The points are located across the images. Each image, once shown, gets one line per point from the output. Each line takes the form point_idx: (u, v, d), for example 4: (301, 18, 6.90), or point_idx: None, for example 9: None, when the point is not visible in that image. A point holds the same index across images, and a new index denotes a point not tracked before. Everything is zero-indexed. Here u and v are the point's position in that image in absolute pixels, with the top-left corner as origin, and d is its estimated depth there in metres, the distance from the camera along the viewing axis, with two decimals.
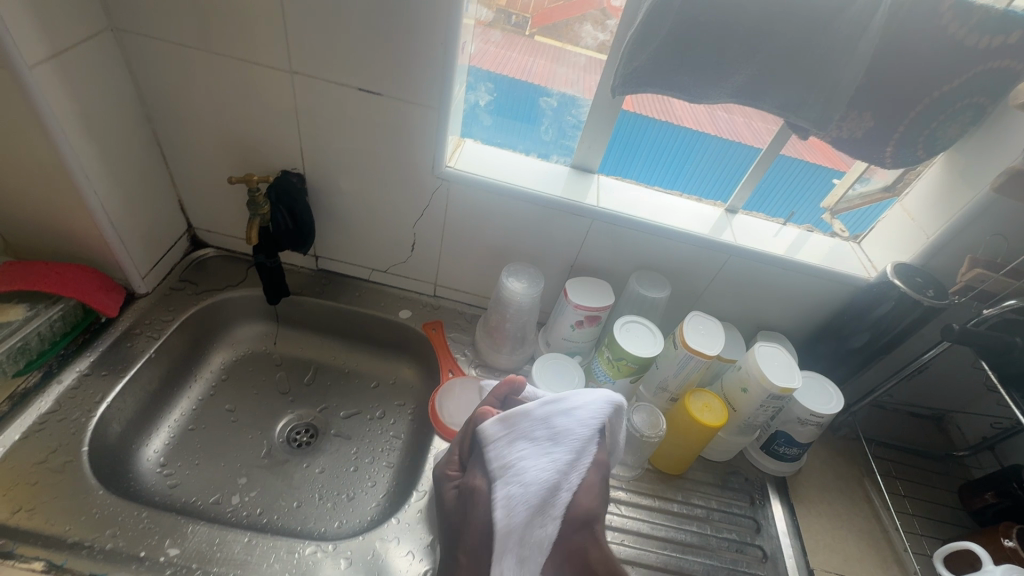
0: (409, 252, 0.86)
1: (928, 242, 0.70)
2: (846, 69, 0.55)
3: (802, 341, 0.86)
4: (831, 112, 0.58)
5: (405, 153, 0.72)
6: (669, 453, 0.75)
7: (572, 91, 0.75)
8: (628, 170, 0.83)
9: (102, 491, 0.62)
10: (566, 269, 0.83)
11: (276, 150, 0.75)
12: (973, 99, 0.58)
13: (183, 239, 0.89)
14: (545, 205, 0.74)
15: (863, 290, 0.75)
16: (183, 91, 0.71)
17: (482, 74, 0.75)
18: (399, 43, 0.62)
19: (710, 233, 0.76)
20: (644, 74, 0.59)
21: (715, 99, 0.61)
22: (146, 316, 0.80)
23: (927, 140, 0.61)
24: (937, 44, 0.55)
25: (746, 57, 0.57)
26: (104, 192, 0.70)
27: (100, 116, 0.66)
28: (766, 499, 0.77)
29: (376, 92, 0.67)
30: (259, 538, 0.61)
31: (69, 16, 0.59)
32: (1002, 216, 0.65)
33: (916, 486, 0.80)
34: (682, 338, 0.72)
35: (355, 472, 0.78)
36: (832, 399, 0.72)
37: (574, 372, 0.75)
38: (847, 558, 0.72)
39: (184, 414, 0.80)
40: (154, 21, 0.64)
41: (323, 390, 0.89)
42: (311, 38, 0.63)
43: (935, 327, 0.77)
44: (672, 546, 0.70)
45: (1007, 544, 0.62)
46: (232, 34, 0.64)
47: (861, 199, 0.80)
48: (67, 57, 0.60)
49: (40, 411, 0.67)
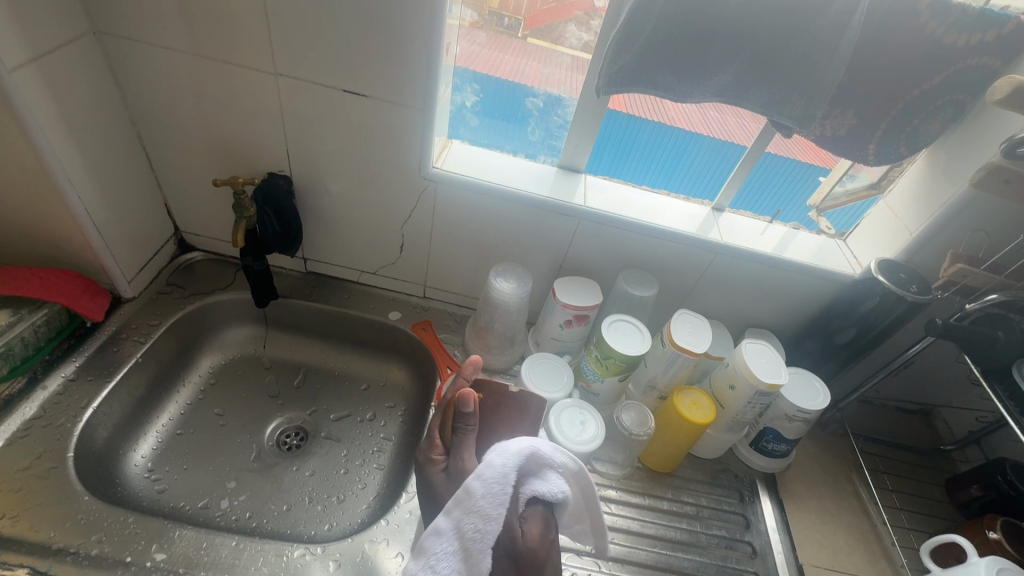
0: (397, 254, 0.86)
1: (911, 238, 0.71)
2: (828, 65, 0.56)
3: (790, 338, 0.87)
4: (813, 109, 0.59)
5: (392, 154, 0.72)
6: (658, 451, 0.76)
7: (559, 91, 0.76)
8: (622, 171, 0.84)
9: (88, 497, 0.62)
10: (555, 269, 0.84)
11: (263, 152, 0.75)
12: (953, 96, 0.59)
13: (171, 243, 0.88)
14: (532, 205, 0.74)
15: (848, 285, 0.75)
16: (168, 94, 0.70)
17: (469, 75, 0.75)
18: (384, 44, 0.62)
19: (698, 232, 0.76)
20: (629, 74, 0.60)
21: (700, 99, 0.62)
22: (132, 321, 0.79)
23: (909, 137, 0.62)
24: (916, 42, 0.56)
25: (728, 56, 0.58)
26: (88, 196, 0.69)
27: (83, 119, 0.66)
28: (756, 495, 0.77)
29: (361, 94, 0.67)
30: (246, 541, 0.61)
31: (49, 19, 0.59)
32: (983, 211, 0.66)
33: (903, 481, 0.81)
34: (670, 336, 0.72)
35: (345, 475, 0.78)
36: (818, 394, 0.72)
37: (564, 371, 0.75)
38: (835, 553, 0.72)
39: (172, 419, 0.80)
40: (136, 23, 0.64)
41: (313, 393, 0.88)
42: (295, 40, 0.63)
43: (920, 322, 0.78)
44: (661, 543, 0.70)
45: (992, 537, 0.62)
46: (215, 36, 0.64)
47: (849, 196, 0.81)
48: (49, 60, 0.60)
49: (24, 417, 0.66)
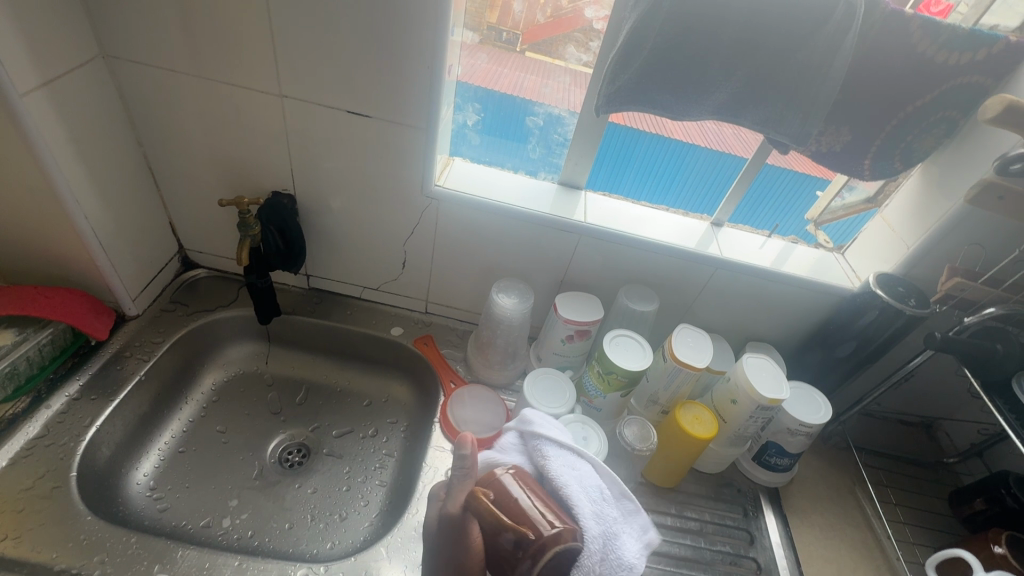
0: (399, 270, 0.87)
1: (909, 252, 0.71)
2: (822, 85, 0.57)
3: (791, 350, 0.87)
4: (809, 127, 0.60)
5: (395, 171, 0.73)
6: (661, 466, 0.75)
7: (558, 108, 0.78)
8: (620, 186, 0.85)
9: (90, 517, 0.61)
10: (556, 284, 0.84)
11: (267, 171, 0.76)
12: (946, 113, 0.60)
13: (175, 260, 0.89)
14: (534, 222, 0.75)
15: (848, 299, 0.76)
16: (174, 116, 0.72)
17: (471, 94, 0.77)
18: (389, 65, 0.64)
19: (697, 247, 0.77)
20: (628, 94, 0.61)
21: (697, 117, 0.63)
22: (135, 339, 0.80)
23: (903, 152, 0.63)
24: (909, 60, 0.57)
25: (724, 78, 0.59)
26: (94, 216, 0.70)
27: (91, 142, 0.67)
28: (760, 510, 0.77)
29: (364, 114, 0.68)
30: (249, 561, 0.61)
31: (59, 46, 0.60)
32: (979, 225, 0.67)
33: (907, 494, 0.80)
34: (671, 351, 0.73)
35: (348, 492, 0.78)
36: (820, 408, 0.73)
37: (565, 387, 0.75)
38: (840, 568, 0.72)
39: (174, 437, 0.80)
40: (145, 45, 0.65)
41: (315, 409, 0.88)
42: (300, 62, 0.65)
43: (919, 335, 0.78)
44: (665, 560, 0.70)
45: (998, 551, 0.62)
46: (222, 59, 0.65)
47: (845, 210, 0.82)
48: (59, 84, 0.61)
49: (27, 437, 0.66)
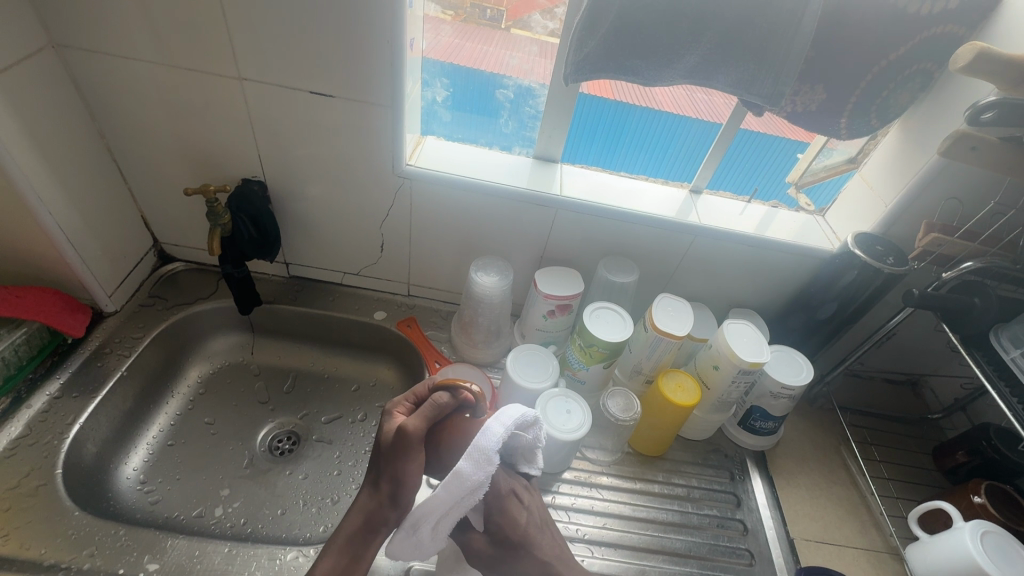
0: (378, 254, 0.86)
1: (887, 210, 0.71)
2: (791, 41, 0.56)
3: (775, 314, 0.87)
4: (781, 87, 0.59)
5: (365, 153, 0.72)
6: (647, 435, 0.76)
7: (528, 81, 0.74)
8: (612, 158, 0.82)
9: (77, 512, 0.62)
10: (536, 260, 0.84)
11: (235, 158, 0.75)
12: (921, 66, 0.59)
13: (150, 255, 0.88)
14: (509, 197, 0.74)
15: (827, 260, 0.76)
16: (134, 105, 0.70)
17: (436, 69, 0.74)
18: (349, 43, 0.62)
19: (676, 216, 0.76)
20: (595, 61, 0.60)
21: (668, 82, 0.62)
22: (114, 335, 0.79)
23: (880, 107, 0.61)
24: (881, 12, 0.55)
25: (692, 40, 0.58)
26: (60, 211, 0.69)
27: (48, 135, 0.65)
28: (746, 473, 0.78)
29: (328, 95, 0.67)
30: (239, 547, 0.61)
31: (4, 36, 0.58)
32: (957, 179, 0.66)
33: (891, 451, 0.81)
34: (652, 321, 0.73)
35: (339, 475, 0.78)
36: (801, 369, 0.73)
37: (549, 361, 0.75)
38: (826, 525, 0.73)
39: (162, 430, 0.80)
40: (97, 31, 0.63)
41: (302, 396, 0.88)
42: (258, 44, 0.63)
43: (898, 294, 0.78)
44: (653, 526, 0.70)
45: (976, 500, 0.63)
46: (178, 43, 0.63)
47: (827, 171, 0.80)
48: (8, 76, 0.59)
49: (10, 436, 0.66)
